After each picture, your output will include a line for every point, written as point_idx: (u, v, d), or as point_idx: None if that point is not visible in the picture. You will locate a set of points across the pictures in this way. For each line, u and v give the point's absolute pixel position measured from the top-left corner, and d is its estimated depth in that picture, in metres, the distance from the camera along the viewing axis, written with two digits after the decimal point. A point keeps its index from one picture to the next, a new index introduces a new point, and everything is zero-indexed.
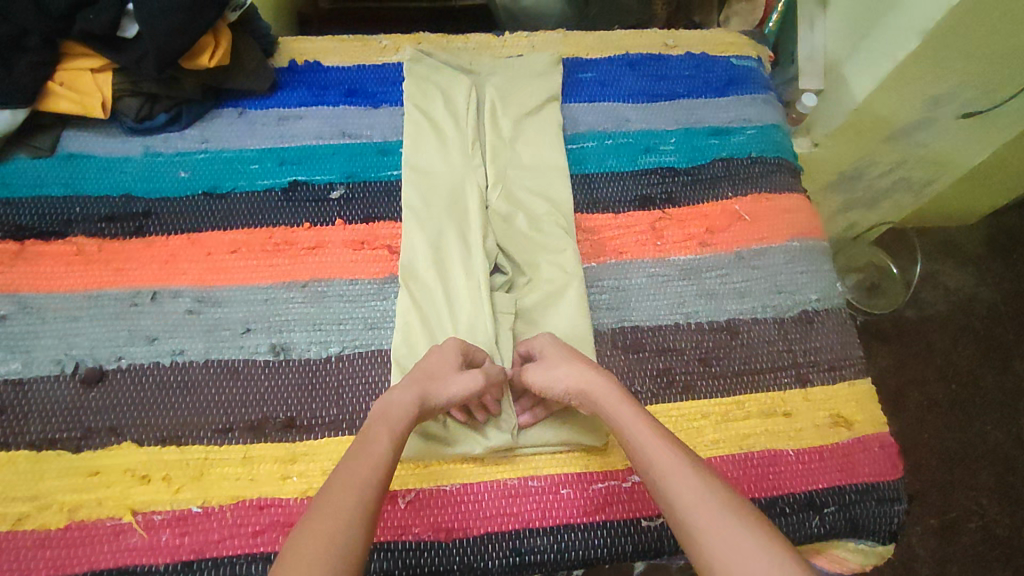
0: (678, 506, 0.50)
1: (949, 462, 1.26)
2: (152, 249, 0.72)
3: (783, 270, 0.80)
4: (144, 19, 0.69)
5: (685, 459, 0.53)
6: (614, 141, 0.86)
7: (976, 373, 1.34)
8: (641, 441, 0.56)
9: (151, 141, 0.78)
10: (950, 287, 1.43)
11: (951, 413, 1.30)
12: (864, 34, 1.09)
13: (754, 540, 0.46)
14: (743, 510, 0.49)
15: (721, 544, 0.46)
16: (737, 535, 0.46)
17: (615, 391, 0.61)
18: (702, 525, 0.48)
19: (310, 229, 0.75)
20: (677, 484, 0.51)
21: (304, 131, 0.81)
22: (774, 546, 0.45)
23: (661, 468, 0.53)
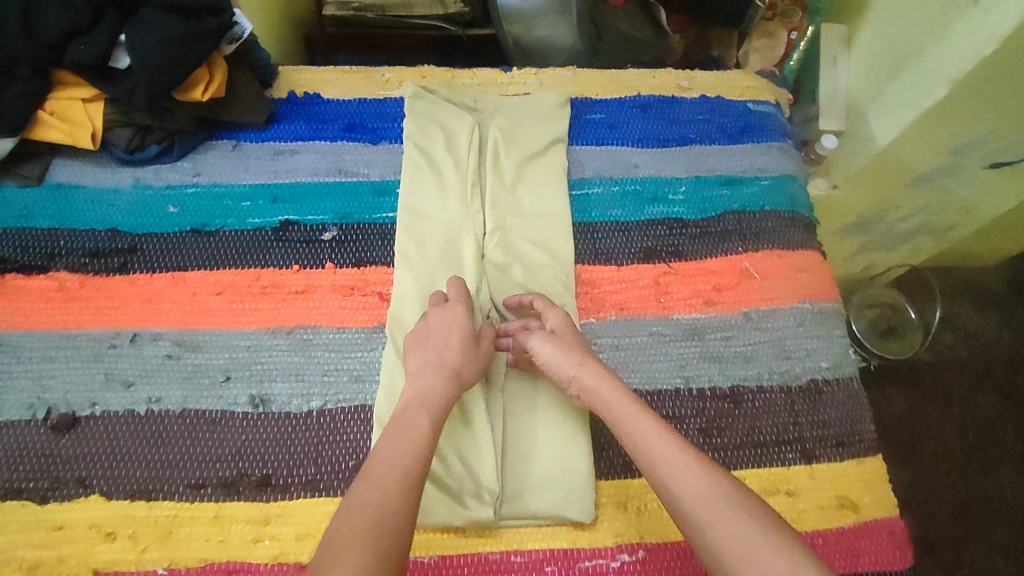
0: (685, 503, 0.52)
1: (962, 514, 1.19)
2: (135, 287, 0.70)
3: (793, 334, 0.76)
4: (137, 51, 0.66)
5: (689, 456, 0.55)
6: (621, 189, 0.83)
7: (994, 420, 1.28)
8: (644, 438, 0.57)
9: (141, 172, 0.76)
10: (971, 330, 1.38)
11: (969, 464, 1.24)
12: (892, 76, 1.05)
13: (758, 533, 0.48)
14: (746, 504, 0.51)
15: (729, 538, 0.49)
16: (745, 528, 0.49)
17: (618, 389, 0.61)
18: (710, 523, 0.50)
19: (299, 272, 0.73)
20: (684, 483, 0.53)
21: (299, 167, 0.79)
22: (779, 539, 0.48)
23: (667, 466, 0.55)
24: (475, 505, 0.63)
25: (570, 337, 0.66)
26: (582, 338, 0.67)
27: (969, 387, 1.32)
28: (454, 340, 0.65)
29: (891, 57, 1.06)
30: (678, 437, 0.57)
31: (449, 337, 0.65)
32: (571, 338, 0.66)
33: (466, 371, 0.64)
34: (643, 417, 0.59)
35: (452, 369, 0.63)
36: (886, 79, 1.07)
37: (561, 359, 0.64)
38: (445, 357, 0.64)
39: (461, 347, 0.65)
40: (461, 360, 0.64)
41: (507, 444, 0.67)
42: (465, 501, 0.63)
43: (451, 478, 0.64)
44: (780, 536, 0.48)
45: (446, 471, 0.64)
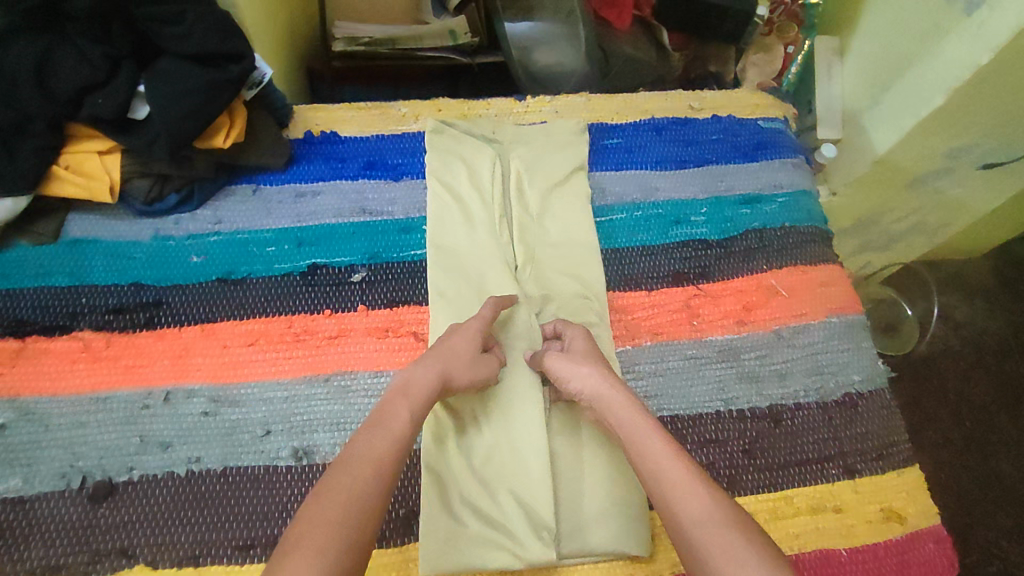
0: (683, 523, 0.50)
1: (967, 502, 1.22)
2: (164, 342, 0.68)
3: (824, 349, 0.77)
4: (158, 101, 0.65)
5: (692, 475, 0.53)
6: (644, 213, 0.83)
7: (990, 407, 1.30)
8: (648, 454, 0.56)
9: (161, 222, 0.74)
10: (959, 320, 1.39)
11: (970, 452, 1.26)
12: (889, 85, 1.08)
13: (756, 558, 0.46)
14: (746, 530, 0.48)
15: (725, 564, 0.46)
16: (743, 560, 0.46)
17: (630, 405, 0.60)
18: (706, 551, 0.48)
19: (332, 317, 0.71)
20: (683, 502, 0.51)
21: (322, 209, 0.77)
22: (777, 567, 0.45)
23: (669, 484, 0.53)
24: (533, 545, 0.62)
25: (596, 356, 0.67)
26: (604, 358, 0.68)
27: (963, 376, 1.34)
28: (470, 345, 0.65)
29: (887, 67, 1.09)
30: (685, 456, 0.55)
31: (464, 335, 0.66)
32: (593, 356, 0.66)
33: (460, 376, 0.63)
34: (653, 432, 0.57)
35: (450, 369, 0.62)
36: (882, 88, 1.10)
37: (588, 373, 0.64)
38: (451, 352, 0.63)
39: (467, 353, 0.64)
40: (466, 368, 0.64)
41: (558, 478, 0.66)
42: (520, 542, 0.62)
43: (506, 518, 0.63)
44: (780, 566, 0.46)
45: (498, 511, 0.64)
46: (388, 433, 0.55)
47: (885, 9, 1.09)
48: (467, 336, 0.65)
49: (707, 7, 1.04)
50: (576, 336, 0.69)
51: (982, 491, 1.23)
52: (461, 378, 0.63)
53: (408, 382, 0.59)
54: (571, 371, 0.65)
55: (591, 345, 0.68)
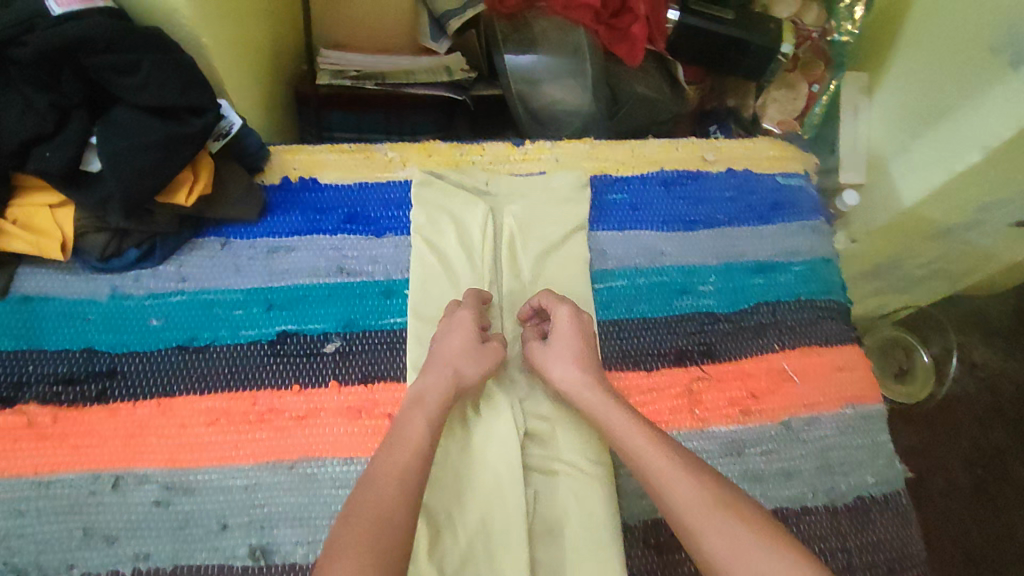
0: (677, 510, 0.53)
1: (976, 559, 1.14)
2: (116, 420, 0.62)
3: (835, 446, 0.71)
4: (111, 158, 0.57)
5: (679, 463, 0.55)
6: (647, 280, 0.76)
7: (1004, 455, 1.22)
8: (635, 447, 0.57)
9: (119, 280, 0.68)
10: (977, 362, 1.31)
11: (980, 502, 1.18)
12: (919, 133, 1.00)
13: (751, 538, 0.50)
14: (737, 509, 0.52)
15: (722, 546, 0.50)
16: (735, 533, 0.50)
17: (607, 398, 0.62)
18: (699, 530, 0.51)
19: (300, 393, 0.65)
20: (676, 490, 0.53)
21: (296, 267, 0.71)
22: (773, 545, 0.49)
23: (658, 474, 0.55)
24: None
25: (580, 343, 0.66)
26: (589, 340, 0.67)
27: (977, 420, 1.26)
28: (469, 338, 0.65)
29: (918, 113, 1.00)
30: (668, 442, 0.58)
31: (458, 332, 0.65)
32: (578, 345, 0.66)
33: (469, 371, 0.63)
34: (634, 426, 0.59)
35: (457, 369, 0.62)
36: (912, 135, 1.01)
37: (574, 364, 0.64)
38: (449, 356, 0.63)
39: (468, 345, 0.64)
40: (470, 364, 0.63)
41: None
42: None
43: None
44: (774, 544, 0.49)
45: None
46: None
47: (921, 46, 1.00)
48: (457, 336, 0.64)
49: (727, 41, 0.95)
50: (560, 320, 0.67)
51: (994, 545, 1.15)
52: (470, 373, 0.63)
53: (419, 390, 0.60)
54: (559, 355, 0.65)
55: (575, 328, 0.67)
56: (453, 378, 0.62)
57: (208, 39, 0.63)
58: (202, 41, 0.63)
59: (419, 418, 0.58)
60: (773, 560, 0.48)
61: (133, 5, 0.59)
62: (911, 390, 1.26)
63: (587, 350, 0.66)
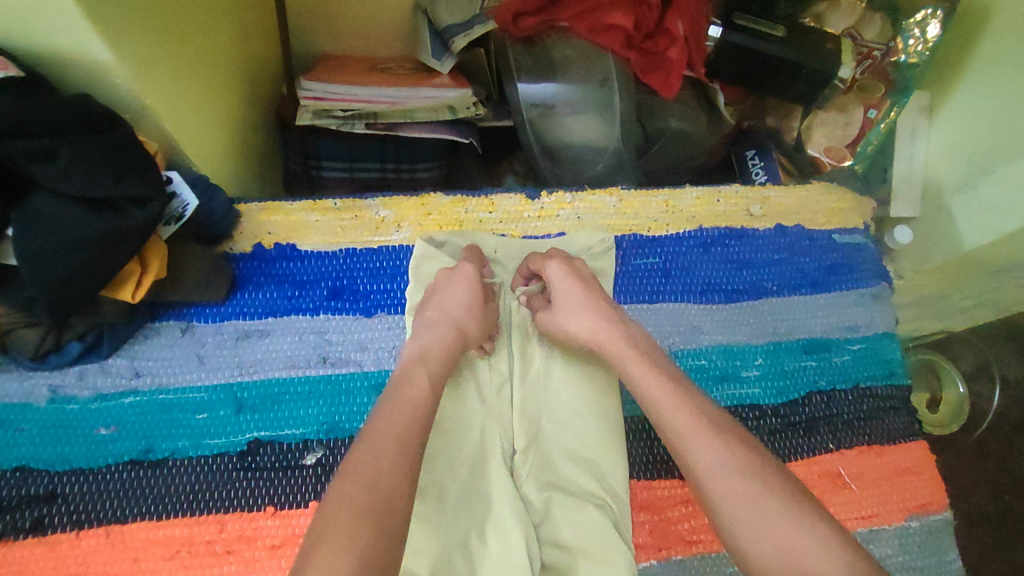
0: (699, 473, 0.43)
1: None
2: (55, 557, 0.52)
3: (899, 568, 0.61)
4: (29, 259, 0.46)
5: (701, 417, 0.46)
6: (682, 366, 0.65)
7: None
8: (650, 399, 0.49)
9: (61, 378, 0.57)
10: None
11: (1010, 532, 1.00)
12: (989, 169, 0.86)
13: (785, 510, 0.39)
14: (771, 474, 0.42)
15: (750, 512, 0.40)
16: (767, 504, 0.40)
17: (627, 348, 0.53)
18: (725, 501, 0.41)
19: (275, 518, 0.55)
20: (697, 450, 0.44)
21: (272, 356, 0.61)
22: (812, 516, 0.39)
23: (675, 432, 0.46)
24: None
25: (588, 293, 0.59)
26: (592, 283, 0.60)
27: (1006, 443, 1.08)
28: (469, 291, 0.59)
29: (989, 148, 0.87)
30: (691, 390, 0.49)
31: (464, 291, 0.58)
32: (585, 291, 0.59)
33: (472, 327, 0.56)
34: (653, 375, 0.50)
35: (461, 327, 0.56)
36: (980, 170, 0.88)
37: (589, 314, 0.57)
38: (451, 312, 0.56)
39: (467, 299, 0.58)
40: (474, 320, 0.57)
41: None
42: None
43: None
44: (813, 513, 0.39)
45: None
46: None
47: (1000, 67, 0.86)
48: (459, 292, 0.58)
49: (776, 62, 0.82)
50: (555, 274, 0.60)
51: None
52: (473, 330, 0.56)
53: (421, 348, 0.52)
54: (570, 295, 0.59)
55: (572, 273, 0.60)
56: (457, 333, 0.55)
57: (153, 100, 0.52)
58: (145, 103, 0.51)
59: (421, 374, 0.49)
60: (817, 540, 0.37)
61: (56, 65, 0.47)
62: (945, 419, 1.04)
63: (596, 294, 0.59)
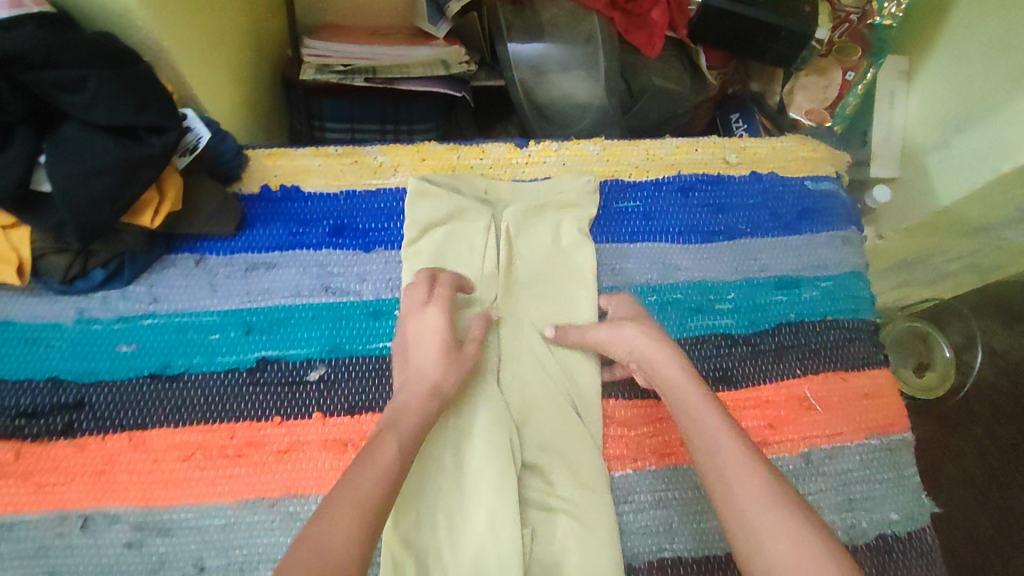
0: (729, 489, 0.50)
1: None
2: (84, 456, 0.58)
3: (857, 480, 0.66)
4: (61, 183, 0.51)
5: (744, 445, 0.52)
6: (660, 299, 0.70)
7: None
8: (697, 421, 0.54)
9: (86, 302, 0.62)
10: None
11: None
12: (964, 127, 0.89)
13: (807, 537, 0.45)
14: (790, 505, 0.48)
15: (768, 531, 0.46)
16: (797, 533, 0.46)
17: (678, 365, 0.59)
18: (758, 524, 0.47)
19: (282, 426, 0.61)
20: (736, 476, 0.50)
21: (278, 285, 0.66)
22: (818, 541, 0.45)
23: (717, 449, 0.52)
24: None
25: (641, 314, 0.65)
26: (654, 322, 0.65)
27: None
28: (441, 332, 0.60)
29: (965, 104, 0.89)
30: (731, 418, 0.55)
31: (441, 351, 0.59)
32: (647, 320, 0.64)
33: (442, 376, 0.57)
34: (703, 396, 0.56)
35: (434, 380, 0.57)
36: (954, 128, 0.91)
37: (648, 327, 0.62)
38: (424, 363, 0.58)
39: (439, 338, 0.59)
40: (446, 368, 0.58)
41: None
42: None
43: None
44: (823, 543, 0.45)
45: None
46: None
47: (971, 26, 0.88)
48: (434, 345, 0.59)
49: (752, 26, 0.85)
50: (623, 306, 0.66)
51: None
52: (446, 379, 0.57)
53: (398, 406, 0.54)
54: (636, 317, 0.64)
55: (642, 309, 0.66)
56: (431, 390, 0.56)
57: (169, 42, 0.57)
58: (163, 44, 0.56)
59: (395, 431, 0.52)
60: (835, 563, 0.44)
61: (84, 7, 0.53)
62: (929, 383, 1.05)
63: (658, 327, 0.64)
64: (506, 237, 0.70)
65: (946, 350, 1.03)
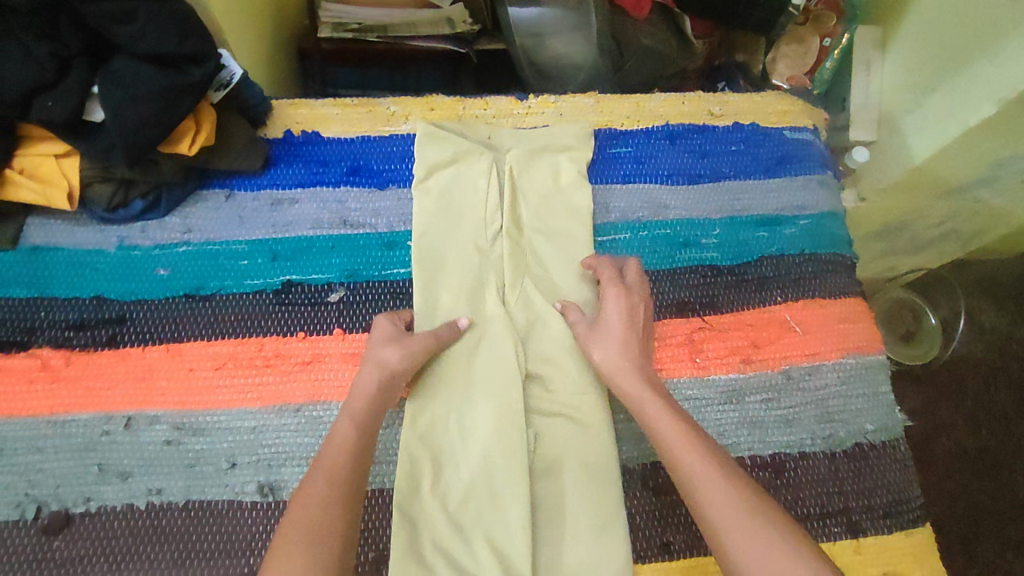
0: (707, 507, 0.51)
1: (975, 512, 1.05)
2: (127, 364, 0.64)
3: (835, 395, 0.71)
4: (114, 107, 0.58)
5: (717, 464, 0.53)
6: (651, 233, 0.76)
7: (1008, 417, 1.11)
8: (663, 437, 0.56)
9: (127, 231, 0.69)
10: (986, 326, 1.17)
11: (981, 464, 1.08)
12: (932, 87, 0.90)
13: (778, 538, 0.47)
14: (771, 518, 0.49)
15: (753, 546, 0.47)
16: (766, 536, 0.48)
17: (645, 388, 0.60)
18: (728, 531, 0.49)
19: (306, 340, 0.67)
20: (706, 488, 0.51)
21: (300, 218, 0.71)
22: (798, 548, 0.47)
23: (692, 471, 0.53)
24: None
25: (619, 328, 0.65)
26: (638, 325, 0.66)
27: (982, 382, 1.13)
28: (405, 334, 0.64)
29: (933, 61, 0.90)
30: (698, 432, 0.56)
31: (393, 342, 0.63)
32: (623, 332, 0.64)
33: (390, 355, 0.62)
34: (672, 419, 0.57)
35: (397, 355, 0.62)
36: (923, 88, 0.92)
37: (616, 347, 0.63)
38: (392, 357, 0.62)
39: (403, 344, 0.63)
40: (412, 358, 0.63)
41: (538, 528, 0.62)
42: None
43: (479, 566, 0.59)
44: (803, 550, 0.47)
45: (474, 560, 0.60)
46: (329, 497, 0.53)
47: None
48: (390, 340, 0.64)
49: None
50: (611, 307, 0.66)
51: (994, 502, 1.06)
52: (393, 358, 0.62)
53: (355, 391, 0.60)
54: (610, 333, 0.65)
55: (627, 311, 0.66)
56: (380, 371, 0.61)
57: None
58: None
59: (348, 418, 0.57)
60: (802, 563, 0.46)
61: None
62: (916, 351, 1.14)
63: (636, 336, 0.65)
64: (510, 178, 0.76)
65: (931, 318, 1.14)
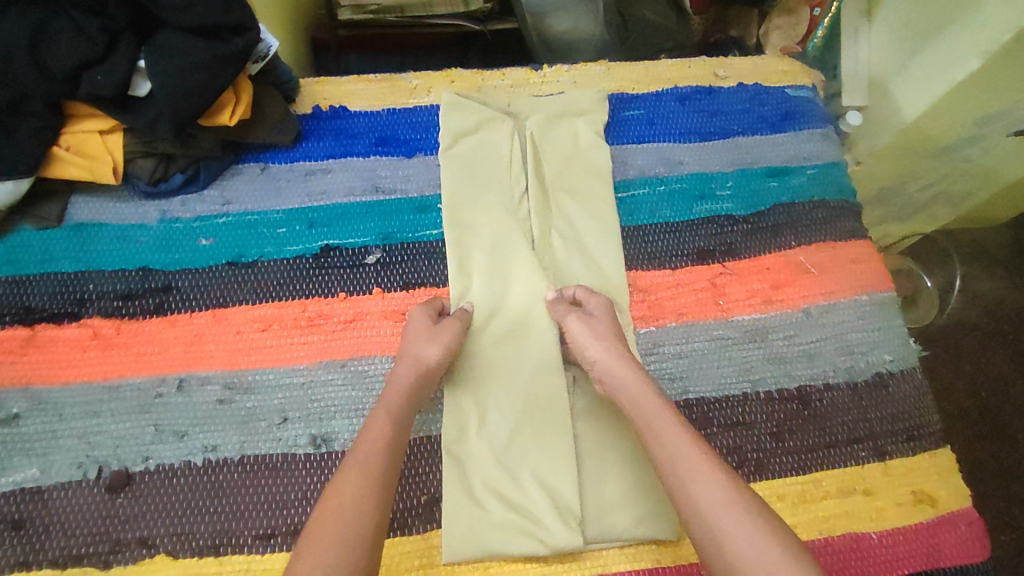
0: (700, 506, 0.50)
1: (986, 471, 1.08)
2: (175, 329, 0.66)
3: (853, 329, 0.75)
4: (160, 77, 0.61)
5: (708, 461, 0.52)
6: (667, 188, 0.79)
7: (1007, 376, 1.14)
8: (660, 433, 0.55)
9: (167, 205, 0.71)
10: (981, 292, 1.20)
11: (988, 423, 1.11)
12: (920, 49, 0.91)
13: (771, 541, 0.46)
14: (763, 516, 0.48)
15: (741, 543, 0.47)
16: (759, 538, 0.47)
17: (639, 381, 0.60)
18: (723, 533, 0.48)
19: (346, 300, 0.69)
20: (698, 486, 0.51)
21: (333, 187, 0.74)
22: (783, 547, 0.46)
23: (683, 468, 0.52)
24: (558, 531, 0.61)
25: (607, 325, 0.65)
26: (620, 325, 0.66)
27: (984, 345, 1.16)
28: (427, 324, 0.65)
29: (917, 27, 0.91)
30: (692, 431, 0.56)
31: (427, 340, 0.63)
32: (609, 328, 0.65)
33: (430, 353, 0.63)
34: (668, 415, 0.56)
35: (425, 330, 0.64)
36: (912, 51, 0.93)
37: (608, 341, 0.63)
38: (414, 344, 0.63)
39: (425, 330, 0.64)
40: (429, 346, 0.63)
41: (582, 463, 0.65)
42: (546, 526, 0.61)
43: (530, 502, 0.63)
44: (793, 547, 0.46)
45: (523, 496, 0.63)
46: (382, 433, 0.55)
47: None
48: (426, 334, 0.64)
49: None
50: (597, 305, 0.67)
51: (1003, 459, 1.08)
52: (433, 355, 0.63)
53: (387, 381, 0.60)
54: (596, 330, 0.64)
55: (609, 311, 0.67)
56: (417, 366, 0.62)
57: None
58: None
59: (384, 408, 0.58)
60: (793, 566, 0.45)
61: None
62: (918, 313, 1.17)
63: (620, 335, 0.65)
64: (530, 144, 0.79)
65: (927, 279, 1.17)
